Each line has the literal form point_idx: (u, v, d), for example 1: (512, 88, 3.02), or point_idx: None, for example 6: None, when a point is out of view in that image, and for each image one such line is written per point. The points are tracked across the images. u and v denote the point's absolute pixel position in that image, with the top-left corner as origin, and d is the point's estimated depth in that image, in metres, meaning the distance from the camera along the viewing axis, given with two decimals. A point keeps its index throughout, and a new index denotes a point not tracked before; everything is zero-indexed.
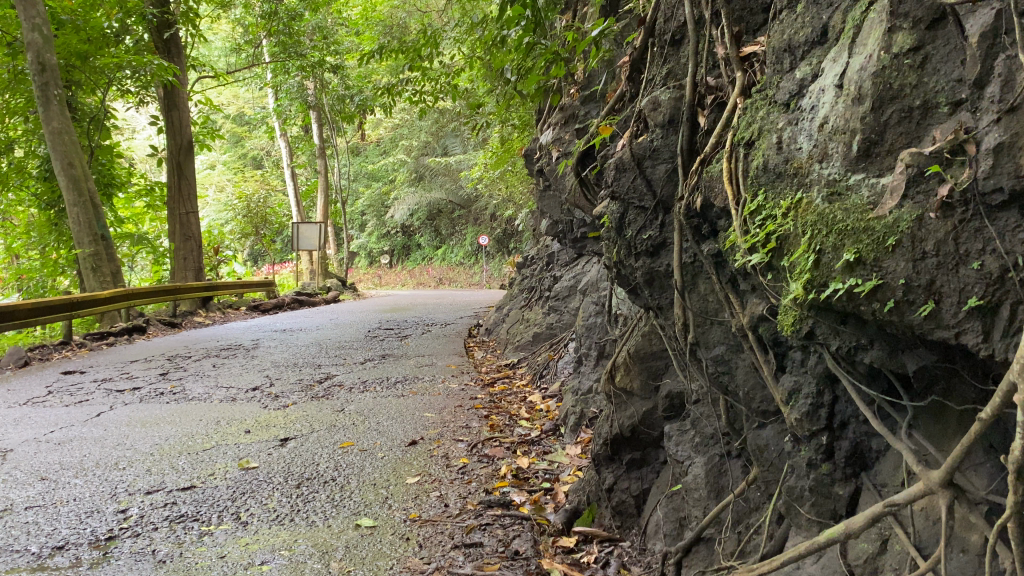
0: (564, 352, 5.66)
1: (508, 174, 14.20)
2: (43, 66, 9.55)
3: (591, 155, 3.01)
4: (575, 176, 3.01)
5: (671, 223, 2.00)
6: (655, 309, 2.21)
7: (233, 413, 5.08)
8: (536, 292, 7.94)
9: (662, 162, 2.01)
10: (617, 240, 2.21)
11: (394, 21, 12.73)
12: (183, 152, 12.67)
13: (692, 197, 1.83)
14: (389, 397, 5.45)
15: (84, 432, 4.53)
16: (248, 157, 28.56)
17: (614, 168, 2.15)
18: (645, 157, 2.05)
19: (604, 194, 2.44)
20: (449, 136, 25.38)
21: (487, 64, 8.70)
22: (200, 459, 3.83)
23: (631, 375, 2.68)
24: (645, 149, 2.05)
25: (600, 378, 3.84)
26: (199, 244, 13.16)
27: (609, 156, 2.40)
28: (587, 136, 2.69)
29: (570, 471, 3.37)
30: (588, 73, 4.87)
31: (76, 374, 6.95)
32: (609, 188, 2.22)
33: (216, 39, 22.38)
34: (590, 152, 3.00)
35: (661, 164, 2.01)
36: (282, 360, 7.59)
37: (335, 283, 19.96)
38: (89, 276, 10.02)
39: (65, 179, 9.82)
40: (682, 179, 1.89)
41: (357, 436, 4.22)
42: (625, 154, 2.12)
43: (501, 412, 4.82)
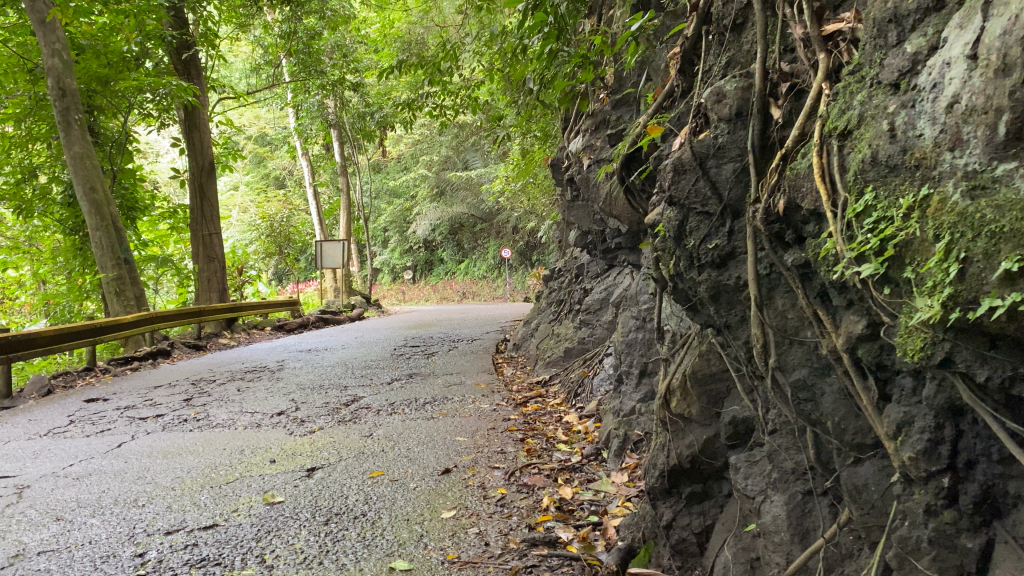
0: (600, 368, 5.41)
1: (531, 186, 14.02)
2: (63, 91, 9.51)
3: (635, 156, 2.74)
4: (619, 183, 2.75)
5: (741, 229, 1.78)
6: (721, 326, 1.98)
7: (258, 440, 4.88)
8: (565, 305, 7.70)
9: (729, 161, 1.79)
10: (677, 251, 2.00)
11: (413, 36, 12.62)
12: (205, 173, 12.62)
13: (771, 199, 1.62)
14: (418, 420, 5.23)
15: (103, 465, 4.35)
16: (271, 177, 28.67)
17: (671, 171, 1.94)
18: (708, 156, 1.84)
19: (657, 198, 2.22)
20: (469, 150, 25.30)
21: (508, 75, 8.53)
22: (223, 494, 3.62)
23: (688, 400, 2.43)
24: (708, 147, 1.84)
25: (645, 398, 3.61)
26: (223, 265, 13.05)
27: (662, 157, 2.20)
28: (634, 138, 2.45)
29: (617, 502, 3.11)
30: (618, 76, 4.65)
31: (99, 402, 6.80)
32: (665, 193, 2.00)
33: (236, 60, 22.50)
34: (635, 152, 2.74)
35: (728, 162, 1.80)
36: (307, 382, 7.40)
37: (359, 300, 19.86)
38: (112, 300, 9.90)
39: (88, 204, 9.74)
40: (758, 178, 1.67)
41: (388, 465, 4.00)
42: (685, 153, 1.91)
43: (536, 434, 4.58)
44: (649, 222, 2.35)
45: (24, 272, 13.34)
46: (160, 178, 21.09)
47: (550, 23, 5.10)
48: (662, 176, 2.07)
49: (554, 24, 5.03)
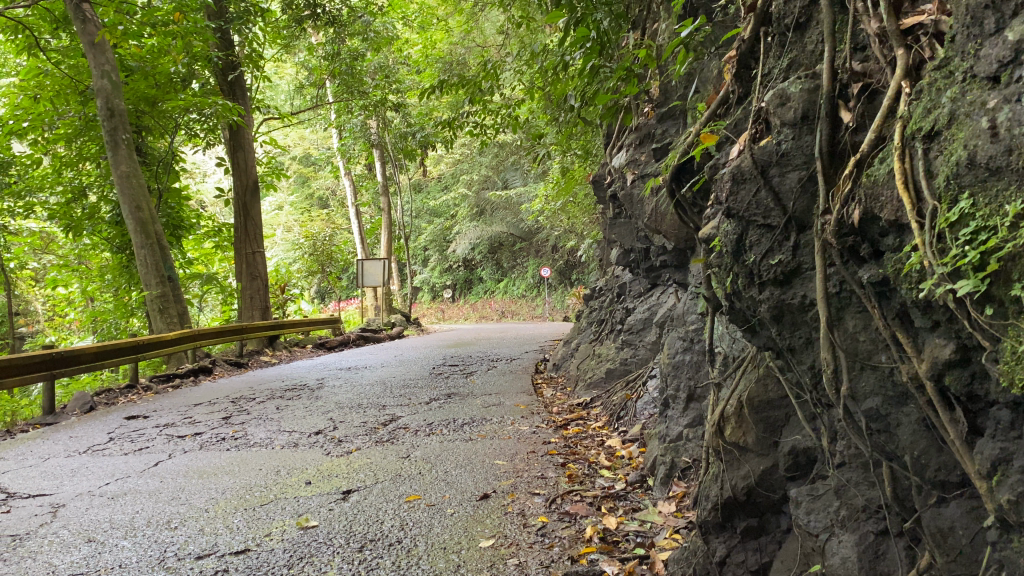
0: (644, 391, 5.23)
1: (571, 205, 13.92)
2: (111, 111, 9.68)
3: (689, 165, 2.58)
4: (669, 196, 2.58)
5: (808, 242, 1.66)
6: (783, 349, 1.85)
7: (294, 461, 4.79)
8: (607, 325, 7.55)
9: (795, 169, 1.69)
10: (734, 268, 1.88)
11: (454, 56, 12.66)
12: (249, 193, 12.75)
13: (848, 209, 1.52)
14: (456, 441, 5.11)
15: (139, 484, 4.30)
16: (314, 197, 28.98)
17: (729, 181, 1.83)
18: (770, 165, 1.74)
19: (713, 211, 2.11)
20: (509, 170, 25.33)
21: (549, 92, 8.46)
22: (257, 516, 3.54)
23: (743, 428, 2.28)
24: (770, 155, 1.74)
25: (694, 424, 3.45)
26: (265, 283, 13.11)
27: (712, 168, 2.09)
28: (686, 148, 2.31)
29: (666, 535, 2.94)
30: (663, 89, 4.52)
31: (139, 419, 6.80)
32: (722, 205, 1.89)
33: (282, 82, 22.87)
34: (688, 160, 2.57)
35: (793, 171, 1.70)
36: (346, 401, 7.33)
37: (399, 319, 19.89)
38: (156, 317, 9.95)
39: (134, 223, 9.86)
40: (831, 188, 1.58)
41: (425, 488, 3.88)
42: (744, 162, 1.81)
43: (578, 459, 4.42)
44: (703, 238, 2.23)
45: (73, 290, 13.56)
46: (206, 197, 21.43)
47: (593, 37, 5.00)
48: (716, 189, 1.97)
49: (596, 39, 4.96)
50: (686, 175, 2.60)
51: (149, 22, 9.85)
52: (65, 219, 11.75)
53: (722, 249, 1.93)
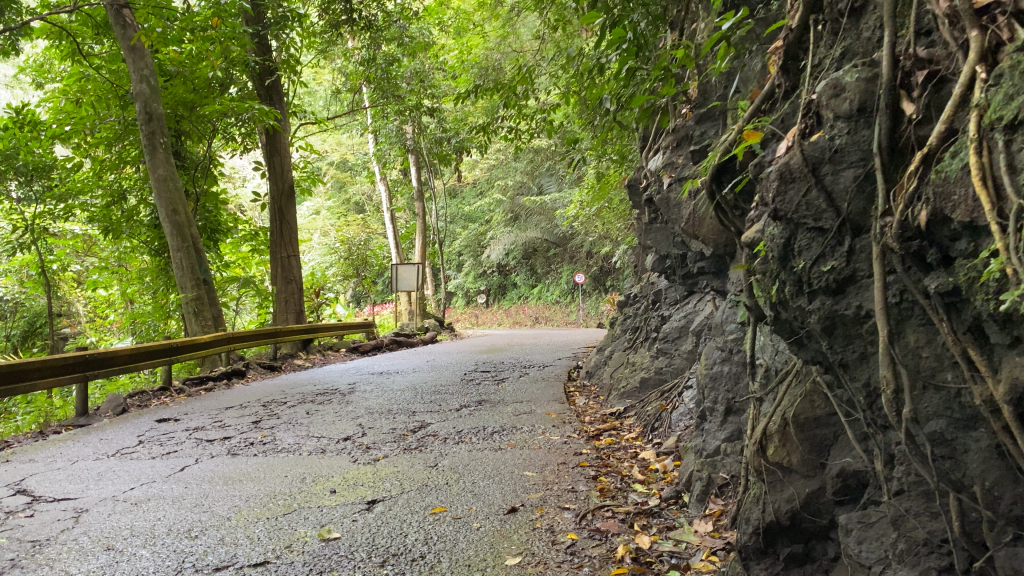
0: (679, 401, 5.07)
1: (606, 211, 13.78)
2: (150, 115, 9.75)
3: (730, 164, 2.42)
4: (710, 199, 2.41)
5: (867, 247, 1.55)
6: (835, 364, 1.71)
7: (320, 468, 4.71)
8: (641, 333, 7.39)
9: (850, 166, 1.59)
10: (781, 275, 1.77)
11: (490, 61, 12.60)
12: (284, 197, 12.80)
13: (914, 207, 1.41)
14: (485, 450, 4.98)
15: (163, 490, 4.24)
16: (350, 202, 29.15)
17: (776, 181, 1.74)
18: (822, 161, 1.64)
19: (758, 212, 1.99)
20: (544, 175, 25.24)
21: (584, 97, 8.35)
22: (279, 526, 3.46)
23: (787, 446, 2.13)
24: (823, 150, 1.65)
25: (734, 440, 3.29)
26: (300, 287, 13.13)
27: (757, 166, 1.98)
28: (722, 146, 2.17)
29: (702, 556, 2.78)
30: (702, 89, 4.38)
31: (170, 422, 6.79)
32: (769, 206, 1.78)
33: (319, 88, 23.00)
34: (729, 159, 2.41)
35: (848, 168, 1.60)
36: (376, 406, 7.26)
37: (433, 324, 19.88)
38: (190, 320, 9.98)
39: (170, 226, 9.92)
40: (896, 186, 1.47)
41: (451, 500, 3.75)
42: (793, 159, 1.71)
43: (610, 472, 4.27)
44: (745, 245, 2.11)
45: (112, 292, 13.73)
46: (244, 202, 21.64)
47: (629, 39, 4.87)
48: (762, 190, 1.87)
49: (632, 41, 4.83)
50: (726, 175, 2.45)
51: (188, 27, 9.92)
52: (104, 221, 11.87)
53: (768, 255, 1.82)
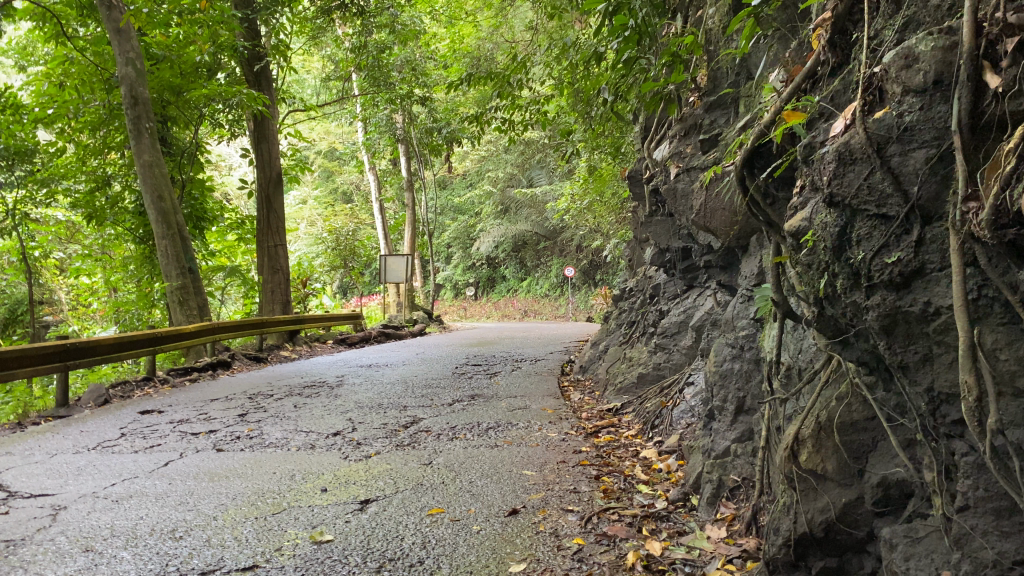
0: (680, 398, 4.92)
1: (598, 204, 13.65)
2: (135, 99, 9.50)
3: (766, 149, 2.29)
4: (743, 184, 2.27)
5: (941, 237, 1.48)
6: (897, 364, 1.64)
7: (310, 465, 4.54)
8: (637, 328, 7.25)
9: (921, 146, 1.52)
10: (833, 267, 1.72)
11: (482, 51, 12.42)
12: (272, 184, 12.57)
13: (1012, 190, 1.29)
14: (481, 448, 4.82)
15: (146, 487, 4.06)
16: (339, 192, 28.89)
17: (835, 164, 1.68)
18: (889, 140, 1.57)
19: (806, 199, 1.92)
20: (534, 168, 25.08)
21: (580, 88, 8.19)
22: (268, 528, 3.29)
23: (822, 453, 1.99)
24: (891, 128, 1.57)
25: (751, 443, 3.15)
26: (287, 277, 12.92)
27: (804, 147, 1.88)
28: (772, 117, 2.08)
29: (718, 564, 2.63)
30: (712, 76, 4.24)
31: (153, 414, 6.59)
32: (824, 191, 1.73)
33: (309, 76, 22.71)
34: (766, 143, 2.28)
35: (918, 149, 1.52)
36: (366, 400, 7.09)
37: (421, 316, 19.69)
38: (175, 309, 9.77)
39: (155, 213, 9.69)
40: (984, 170, 1.39)
41: (448, 500, 3.59)
42: (855, 137, 1.65)
43: (612, 471, 4.12)
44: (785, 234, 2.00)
45: (96, 280, 13.48)
46: (231, 190, 21.36)
47: (632, 26, 4.72)
48: (814, 174, 1.80)
49: (635, 28, 4.68)
50: (757, 161, 2.31)
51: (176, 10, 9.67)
52: (87, 207, 11.59)
53: (820, 245, 1.76)
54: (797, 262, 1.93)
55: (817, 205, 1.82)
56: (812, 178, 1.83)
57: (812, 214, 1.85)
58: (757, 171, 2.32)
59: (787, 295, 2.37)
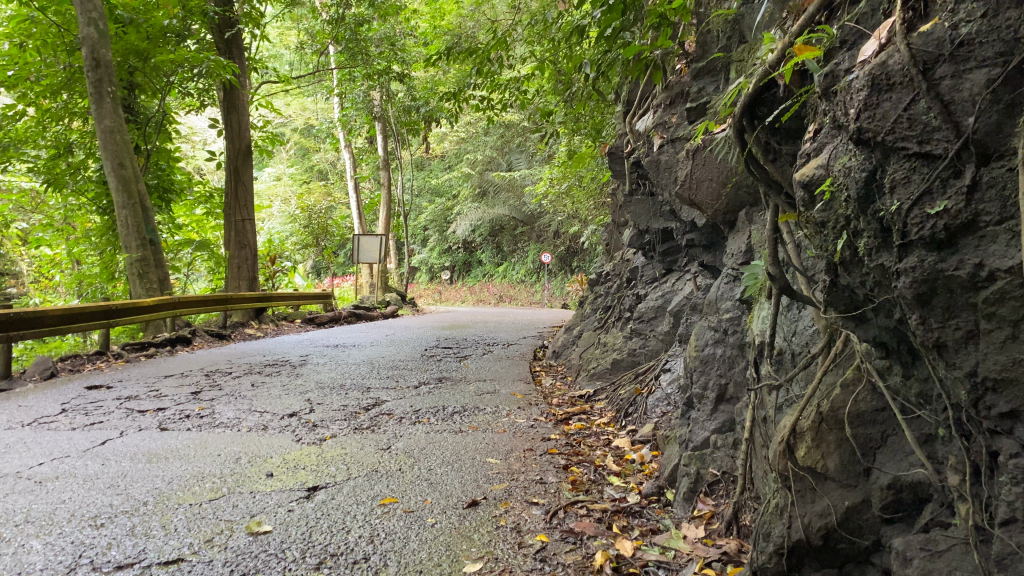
0: (656, 385, 4.67)
1: (577, 188, 13.39)
2: (97, 61, 8.98)
3: (770, 95, 2.15)
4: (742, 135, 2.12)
5: (1001, 178, 1.21)
6: (932, 342, 1.37)
7: (259, 447, 4.22)
8: (613, 312, 7.01)
9: (979, 66, 1.25)
10: (860, 221, 1.48)
11: (463, 28, 12.05)
12: (241, 157, 12.12)
13: None
14: (444, 433, 4.54)
15: (75, 467, 3.73)
16: (315, 170, 28.35)
17: (868, 92, 1.42)
18: (939, 59, 1.30)
19: (827, 141, 1.66)
20: (514, 152, 24.76)
21: (562, 64, 7.88)
22: (201, 516, 2.98)
23: (822, 449, 1.74)
24: (942, 43, 1.31)
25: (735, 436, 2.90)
26: (255, 253, 12.51)
27: (823, 76, 1.64)
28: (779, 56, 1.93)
29: (695, 570, 2.37)
30: (701, 42, 3.97)
31: (100, 390, 6.24)
32: (853, 124, 1.46)
33: (285, 50, 22.13)
34: (769, 88, 2.15)
35: (976, 68, 1.25)
36: (328, 381, 6.78)
37: (394, 298, 19.35)
38: (135, 282, 9.36)
39: (115, 180, 9.24)
40: None
41: (403, 490, 3.30)
42: (896, 58, 1.38)
43: (582, 461, 3.85)
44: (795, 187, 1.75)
45: (58, 250, 13.02)
46: (203, 164, 20.82)
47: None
48: (837, 105, 1.55)
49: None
50: (760, 109, 2.17)
51: None
52: (47, 174, 11.08)
53: (845, 193, 1.52)
54: (811, 218, 1.70)
55: (841, 149, 1.57)
56: (834, 113, 1.58)
57: (833, 162, 1.59)
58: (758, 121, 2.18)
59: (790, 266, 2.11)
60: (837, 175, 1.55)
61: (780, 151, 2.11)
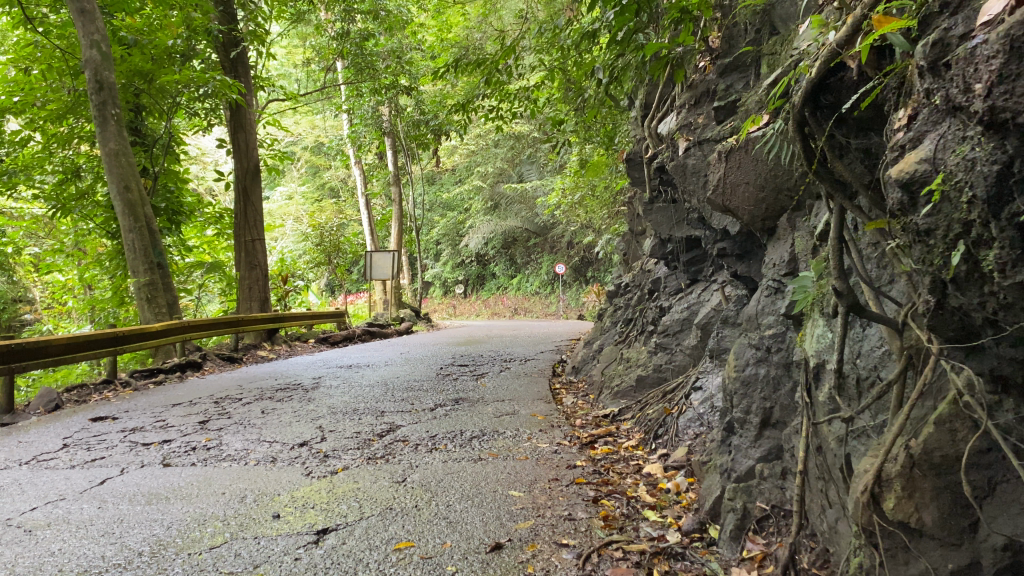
0: (686, 405, 4.37)
1: (590, 198, 13.15)
2: (101, 84, 8.77)
3: (837, 82, 2.00)
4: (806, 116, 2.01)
5: None
6: None
7: (266, 483, 3.95)
8: (635, 325, 6.74)
9: None
10: (993, 224, 1.25)
11: (470, 40, 11.84)
12: (250, 176, 11.93)
13: None
14: (463, 462, 4.26)
15: (70, 512, 3.48)
16: (327, 187, 28.15)
17: (1005, 62, 1.18)
18: None
19: (930, 126, 1.42)
20: (524, 164, 24.54)
21: (573, 71, 7.62)
22: (198, 568, 2.71)
23: (915, 501, 1.51)
24: None
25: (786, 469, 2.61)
26: (266, 273, 12.29)
27: (927, 48, 1.44)
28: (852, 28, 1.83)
29: None
30: (727, 37, 3.70)
31: (105, 422, 6.00)
32: (985, 99, 1.23)
33: (293, 69, 21.98)
34: (835, 73, 1.99)
35: None
36: (341, 405, 6.51)
37: (408, 314, 19.12)
38: (144, 307, 9.12)
39: (121, 204, 9.00)
40: None
41: (419, 531, 3.03)
42: None
43: (613, 492, 3.56)
44: (889, 188, 1.50)
45: (70, 276, 12.84)
46: (212, 185, 20.66)
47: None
48: (950, 81, 1.33)
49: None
50: (825, 98, 2.03)
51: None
52: (55, 199, 10.87)
53: (966, 192, 1.28)
54: (912, 223, 1.47)
55: (954, 138, 1.33)
56: (947, 92, 1.34)
57: (942, 154, 1.35)
58: (824, 112, 2.04)
59: (869, 280, 1.88)
60: (951, 171, 1.31)
61: (848, 147, 1.95)
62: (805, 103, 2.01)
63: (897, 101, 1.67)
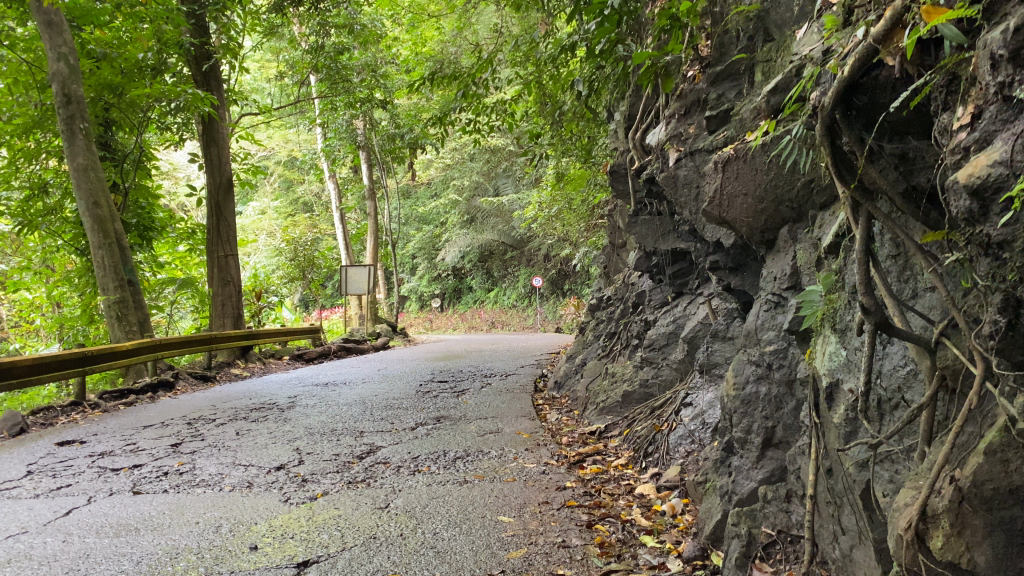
0: (676, 421, 4.25)
1: (568, 211, 13.04)
2: (68, 97, 8.52)
3: (871, 81, 1.89)
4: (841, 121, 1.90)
5: None
6: None
7: (241, 511, 3.76)
8: (619, 339, 6.62)
9: None
10: None
11: (446, 53, 11.69)
12: (222, 191, 11.66)
13: None
14: (448, 485, 4.09)
15: (31, 548, 3.26)
16: (300, 201, 27.76)
17: None
18: None
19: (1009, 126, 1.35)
20: (500, 177, 24.41)
21: (552, 84, 7.50)
22: None
23: (966, 537, 1.43)
24: None
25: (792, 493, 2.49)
26: (239, 289, 12.02)
27: (1007, 34, 1.35)
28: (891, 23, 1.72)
29: None
30: (717, 44, 3.60)
31: (72, 446, 5.75)
32: None
33: (266, 84, 21.69)
34: (870, 72, 1.88)
35: None
36: (318, 425, 6.31)
37: (385, 329, 18.84)
38: (113, 326, 8.83)
39: (90, 220, 8.72)
40: None
41: (407, 562, 2.86)
42: None
43: (606, 515, 3.42)
44: (954, 194, 1.45)
45: (37, 294, 12.48)
46: (183, 200, 20.26)
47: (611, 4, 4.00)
48: None
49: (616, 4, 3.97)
50: (857, 97, 1.92)
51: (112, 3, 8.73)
52: (21, 216, 10.57)
53: None
54: (988, 231, 1.40)
55: None
56: None
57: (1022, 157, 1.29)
58: (855, 113, 1.94)
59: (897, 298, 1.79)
60: None
61: (882, 152, 1.88)
62: (836, 106, 1.89)
63: (948, 101, 1.60)
